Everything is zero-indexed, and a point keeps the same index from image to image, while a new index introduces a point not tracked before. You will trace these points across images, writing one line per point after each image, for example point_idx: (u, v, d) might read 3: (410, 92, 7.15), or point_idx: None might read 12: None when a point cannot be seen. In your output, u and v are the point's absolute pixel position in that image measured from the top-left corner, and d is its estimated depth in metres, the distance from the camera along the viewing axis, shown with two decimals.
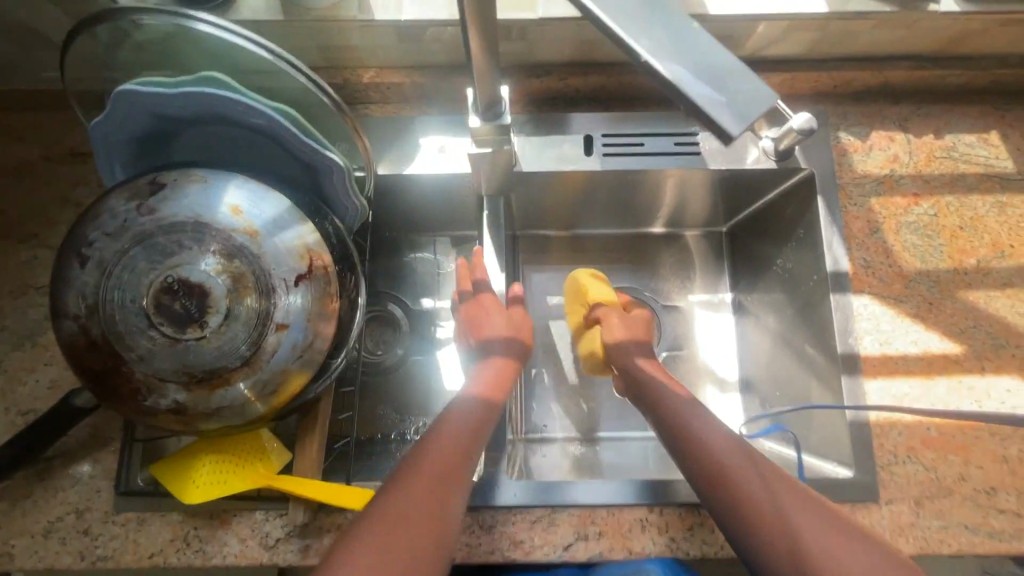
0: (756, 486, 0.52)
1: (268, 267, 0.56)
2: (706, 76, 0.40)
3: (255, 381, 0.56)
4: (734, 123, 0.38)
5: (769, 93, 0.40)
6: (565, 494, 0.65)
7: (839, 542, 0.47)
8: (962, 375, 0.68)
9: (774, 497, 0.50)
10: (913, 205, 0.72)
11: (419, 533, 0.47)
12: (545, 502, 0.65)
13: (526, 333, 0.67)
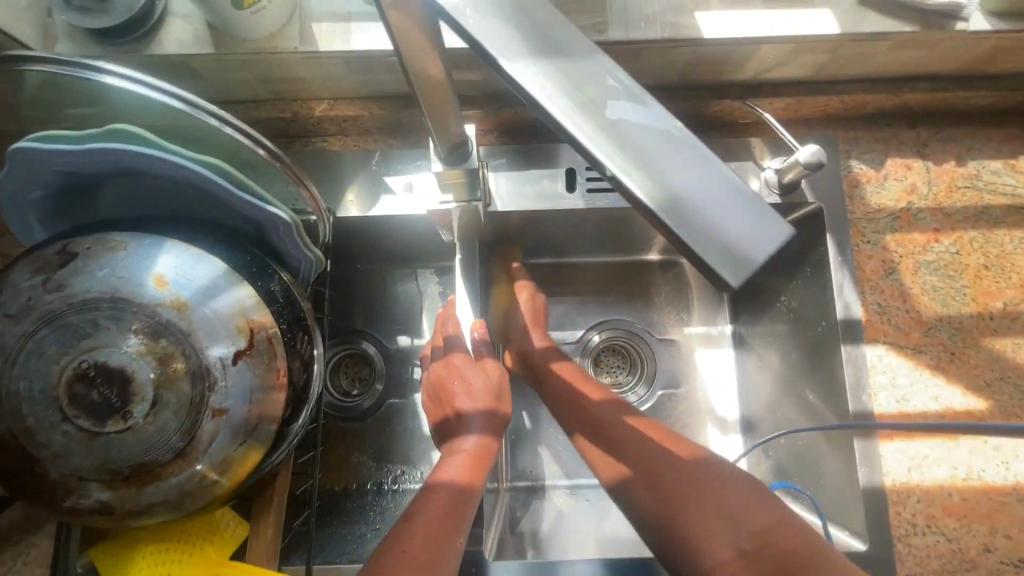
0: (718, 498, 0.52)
1: (201, 345, 0.49)
2: (689, 200, 0.30)
3: (191, 474, 0.49)
4: (724, 268, 0.29)
5: (780, 225, 0.29)
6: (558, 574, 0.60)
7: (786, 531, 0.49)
8: (988, 434, 0.62)
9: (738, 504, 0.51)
10: (933, 242, 0.65)
11: None
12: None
13: (499, 400, 0.62)
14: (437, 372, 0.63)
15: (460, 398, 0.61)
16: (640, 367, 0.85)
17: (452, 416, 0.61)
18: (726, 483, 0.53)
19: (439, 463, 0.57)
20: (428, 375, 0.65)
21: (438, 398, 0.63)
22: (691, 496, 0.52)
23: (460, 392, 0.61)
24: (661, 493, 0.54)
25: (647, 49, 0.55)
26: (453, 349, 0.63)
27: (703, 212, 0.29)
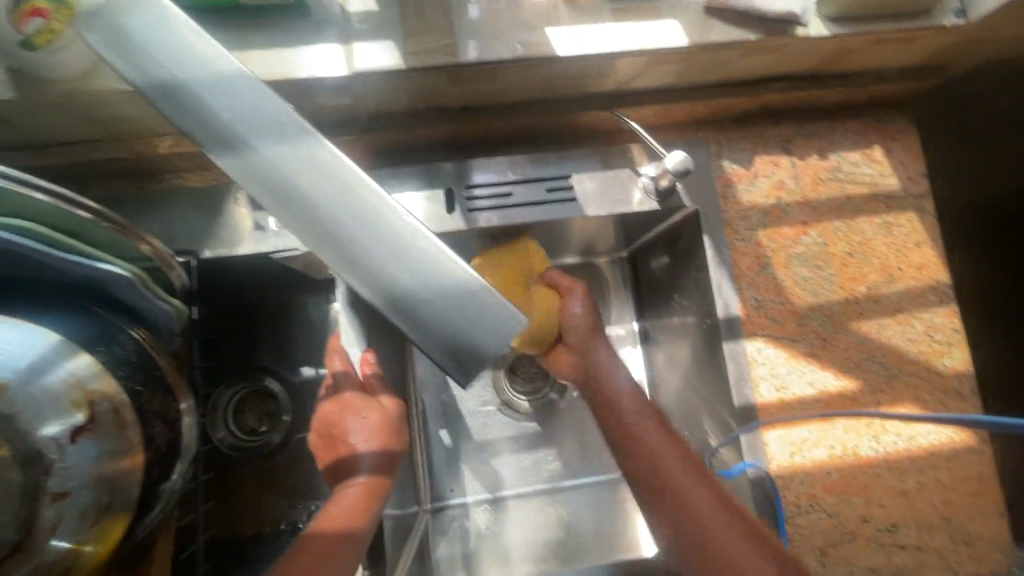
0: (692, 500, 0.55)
1: (30, 427, 0.44)
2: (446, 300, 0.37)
3: (34, 568, 0.44)
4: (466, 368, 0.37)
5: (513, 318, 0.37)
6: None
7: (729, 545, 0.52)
8: (860, 412, 0.65)
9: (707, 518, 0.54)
10: (801, 235, 0.68)
11: None
12: None
13: (393, 436, 0.58)
14: (328, 408, 0.59)
15: (352, 437, 0.57)
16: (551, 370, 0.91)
17: (342, 458, 0.57)
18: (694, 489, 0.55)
19: (326, 507, 0.54)
20: (319, 410, 0.60)
21: (330, 436, 0.58)
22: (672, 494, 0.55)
23: (351, 429, 0.57)
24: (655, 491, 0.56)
25: (503, 69, 0.54)
26: (342, 386, 0.59)
27: (450, 311, 0.37)
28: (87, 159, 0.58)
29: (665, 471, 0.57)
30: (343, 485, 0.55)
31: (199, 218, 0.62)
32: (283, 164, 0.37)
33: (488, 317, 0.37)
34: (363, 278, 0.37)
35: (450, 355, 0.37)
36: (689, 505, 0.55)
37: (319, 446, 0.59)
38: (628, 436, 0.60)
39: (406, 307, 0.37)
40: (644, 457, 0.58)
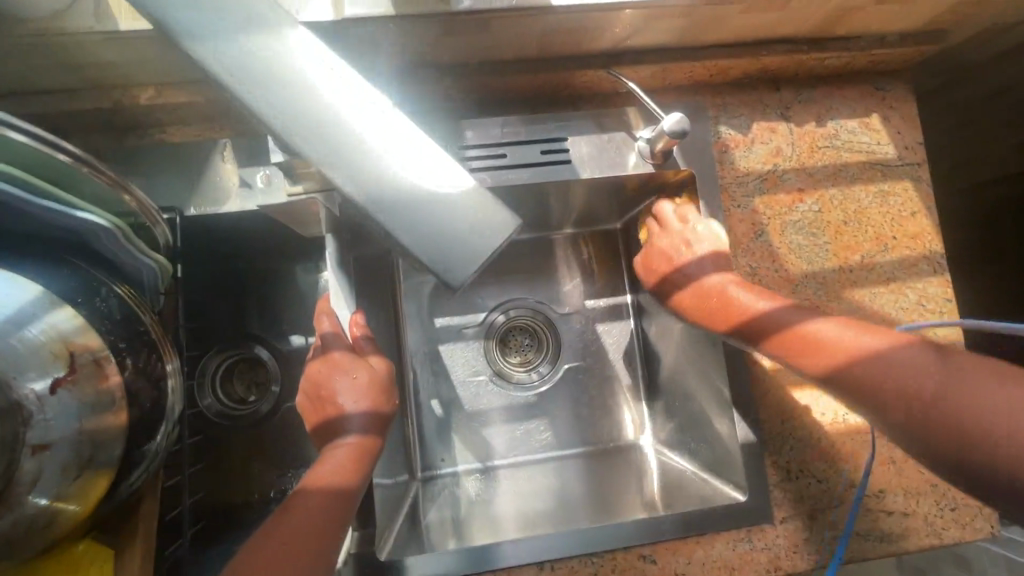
0: (918, 388, 0.45)
1: (6, 378, 0.43)
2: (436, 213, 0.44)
3: (14, 520, 0.44)
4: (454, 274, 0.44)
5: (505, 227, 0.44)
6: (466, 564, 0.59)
7: (992, 391, 0.42)
8: None
9: (931, 384, 0.45)
10: (797, 202, 0.68)
11: None
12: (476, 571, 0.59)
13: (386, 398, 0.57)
14: (315, 368, 0.57)
15: (341, 397, 0.56)
16: (543, 341, 0.91)
17: (331, 419, 0.55)
18: (894, 367, 0.47)
19: (315, 467, 0.52)
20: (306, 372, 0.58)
21: (318, 398, 0.57)
22: (900, 389, 0.46)
23: (339, 389, 0.56)
24: (908, 411, 0.46)
25: (498, 20, 0.53)
26: (331, 346, 0.58)
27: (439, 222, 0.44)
28: (65, 109, 0.56)
29: (870, 365, 0.49)
30: (332, 446, 0.54)
31: (183, 174, 0.60)
32: (304, 57, 0.43)
33: (484, 218, 0.44)
34: (377, 167, 0.43)
35: (449, 248, 0.44)
36: (882, 380, 0.48)
37: (306, 410, 0.58)
38: (806, 344, 0.54)
39: (412, 199, 0.44)
40: (848, 355, 0.50)
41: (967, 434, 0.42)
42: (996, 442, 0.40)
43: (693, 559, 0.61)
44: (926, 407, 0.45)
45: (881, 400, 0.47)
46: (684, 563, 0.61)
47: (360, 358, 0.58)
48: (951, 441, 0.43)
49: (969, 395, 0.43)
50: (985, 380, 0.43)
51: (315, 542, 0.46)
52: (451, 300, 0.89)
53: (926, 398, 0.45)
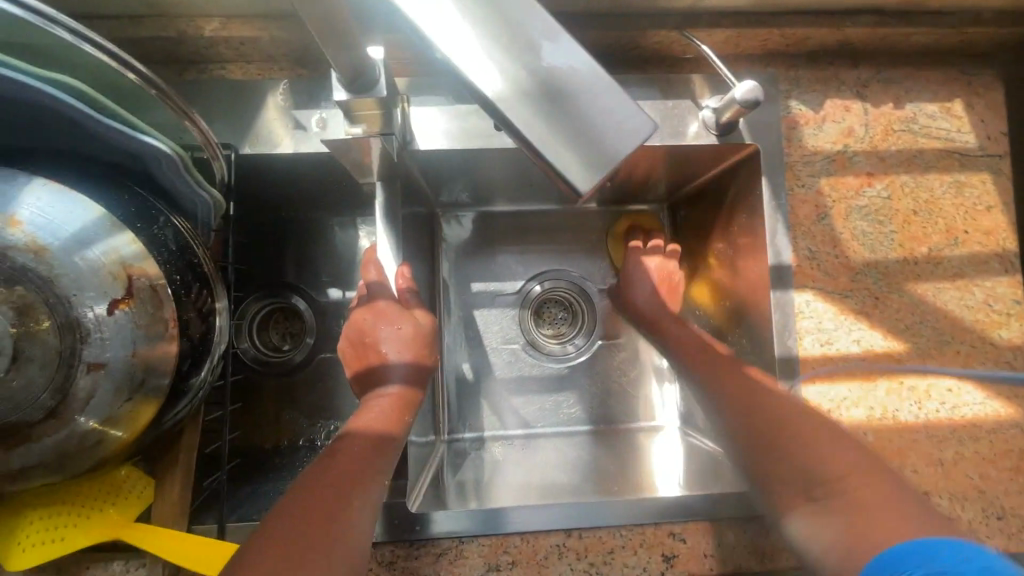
0: (789, 423, 0.55)
1: (68, 293, 0.43)
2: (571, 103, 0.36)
3: (70, 433, 0.45)
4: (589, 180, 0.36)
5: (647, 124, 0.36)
6: (497, 521, 0.59)
7: (826, 447, 0.51)
8: (904, 377, 0.63)
9: (797, 425, 0.54)
10: (865, 187, 0.64)
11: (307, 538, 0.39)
12: (487, 532, 0.59)
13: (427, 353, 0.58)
14: (360, 316, 0.58)
15: (385, 345, 0.56)
16: (579, 314, 0.90)
17: (374, 366, 0.56)
18: (802, 422, 0.54)
19: (358, 412, 0.52)
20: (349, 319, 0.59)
21: (361, 343, 0.57)
22: (779, 437, 0.54)
23: (383, 337, 0.57)
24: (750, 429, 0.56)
25: None
26: (377, 295, 0.58)
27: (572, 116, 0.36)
28: (130, 36, 0.56)
29: (780, 411, 0.56)
30: (374, 392, 0.54)
31: (240, 110, 0.60)
32: None
33: (615, 123, 0.36)
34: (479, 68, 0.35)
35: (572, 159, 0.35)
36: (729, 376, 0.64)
37: (348, 357, 0.58)
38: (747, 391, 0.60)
39: (536, 101, 0.36)
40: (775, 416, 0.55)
41: (813, 454, 0.51)
42: (814, 459, 0.50)
43: (722, 541, 0.61)
44: (784, 425, 0.55)
45: (742, 408, 0.59)
46: (714, 545, 0.60)
47: (405, 311, 0.58)
48: (782, 446, 0.53)
49: (823, 453, 0.51)
50: (845, 445, 0.51)
51: (368, 480, 0.45)
52: (490, 265, 0.89)
53: (776, 414, 0.56)
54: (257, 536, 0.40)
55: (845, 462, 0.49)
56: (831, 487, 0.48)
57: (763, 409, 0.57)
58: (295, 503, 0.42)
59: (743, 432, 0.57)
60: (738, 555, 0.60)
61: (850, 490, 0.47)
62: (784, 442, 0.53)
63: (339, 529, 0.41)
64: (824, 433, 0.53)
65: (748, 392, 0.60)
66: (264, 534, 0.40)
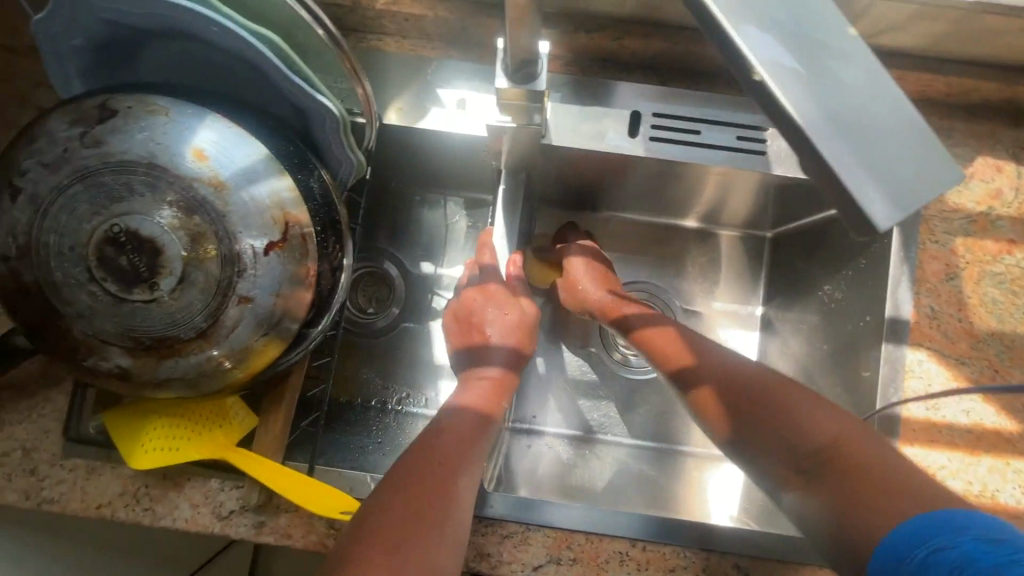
0: (790, 404, 0.52)
1: (234, 228, 0.47)
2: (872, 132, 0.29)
3: (212, 356, 0.49)
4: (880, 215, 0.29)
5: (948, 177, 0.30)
6: (550, 514, 0.60)
7: (850, 432, 0.50)
8: (1013, 458, 0.59)
9: (803, 407, 0.52)
10: (1004, 254, 0.61)
11: (416, 510, 0.43)
12: (524, 519, 0.60)
13: (528, 343, 0.59)
14: (470, 297, 0.60)
15: (490, 329, 0.59)
16: None
17: (478, 346, 0.58)
18: (804, 403, 0.52)
19: (459, 389, 0.56)
20: (457, 298, 0.62)
21: (467, 322, 0.60)
22: (781, 421, 0.52)
23: (489, 322, 0.59)
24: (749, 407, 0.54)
25: None
26: (490, 276, 0.60)
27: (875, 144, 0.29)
28: None
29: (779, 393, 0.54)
30: (475, 373, 0.57)
31: (393, 81, 0.63)
32: None
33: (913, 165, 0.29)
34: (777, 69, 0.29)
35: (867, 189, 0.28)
36: (710, 361, 0.59)
37: (453, 334, 0.61)
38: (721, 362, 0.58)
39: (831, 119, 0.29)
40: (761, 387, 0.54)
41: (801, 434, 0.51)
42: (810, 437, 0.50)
43: None
44: (768, 408, 0.53)
45: (717, 392, 0.57)
46: None
47: (513, 298, 0.60)
48: (775, 427, 0.52)
49: (838, 441, 0.49)
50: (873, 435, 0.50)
51: (469, 462, 0.48)
52: None
53: (760, 385, 0.55)
54: (380, 503, 0.44)
55: (836, 433, 0.50)
56: (828, 459, 0.49)
57: (760, 383, 0.55)
58: (409, 475, 0.46)
59: (725, 420, 0.56)
60: None
61: (852, 464, 0.48)
62: (772, 423, 0.53)
63: (450, 506, 0.45)
64: (813, 405, 0.52)
65: (728, 377, 0.57)
66: (385, 502, 0.44)
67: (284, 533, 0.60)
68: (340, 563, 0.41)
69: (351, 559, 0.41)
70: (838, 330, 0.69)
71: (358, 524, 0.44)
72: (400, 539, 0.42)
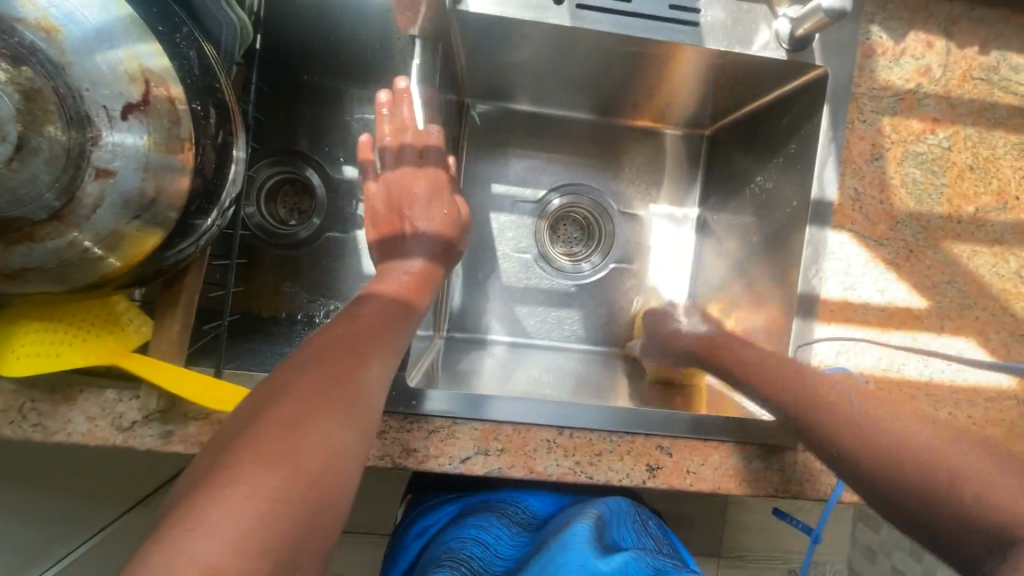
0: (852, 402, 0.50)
1: (80, 86, 0.40)
2: None
3: (71, 239, 0.42)
4: None
5: None
6: (478, 408, 0.59)
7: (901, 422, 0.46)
8: (920, 332, 0.61)
9: (852, 396, 0.51)
10: (928, 133, 0.61)
11: (318, 386, 0.39)
12: (443, 413, 0.59)
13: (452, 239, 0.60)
14: (399, 179, 0.61)
15: (415, 215, 0.59)
16: (597, 235, 0.88)
17: (402, 232, 0.58)
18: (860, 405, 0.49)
19: (378, 279, 0.53)
20: (383, 183, 0.61)
21: (391, 213, 0.59)
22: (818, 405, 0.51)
23: (416, 206, 0.59)
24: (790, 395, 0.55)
25: None
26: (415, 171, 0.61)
27: None
28: None
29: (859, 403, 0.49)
30: (400, 260, 0.56)
31: None
32: None
33: None
34: None
35: None
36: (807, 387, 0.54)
37: (377, 219, 0.60)
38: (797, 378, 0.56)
39: None
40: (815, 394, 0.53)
41: (932, 475, 0.41)
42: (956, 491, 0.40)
43: (706, 462, 0.61)
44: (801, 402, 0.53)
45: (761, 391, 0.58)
46: (697, 463, 0.61)
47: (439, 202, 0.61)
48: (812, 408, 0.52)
49: (884, 421, 0.47)
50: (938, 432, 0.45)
51: (379, 350, 0.45)
52: (515, 167, 0.86)
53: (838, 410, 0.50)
54: (276, 386, 0.39)
55: (900, 438, 0.45)
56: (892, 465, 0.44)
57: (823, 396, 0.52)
58: (309, 359, 0.41)
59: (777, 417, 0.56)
60: (720, 477, 0.61)
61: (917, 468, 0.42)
62: (815, 421, 0.51)
63: (357, 389, 0.41)
64: (867, 402, 0.49)
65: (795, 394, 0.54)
66: (283, 386, 0.39)
67: (195, 441, 0.56)
68: (225, 447, 0.36)
69: (240, 440, 0.35)
70: (768, 219, 0.69)
71: (247, 408, 0.38)
72: (299, 417, 0.37)
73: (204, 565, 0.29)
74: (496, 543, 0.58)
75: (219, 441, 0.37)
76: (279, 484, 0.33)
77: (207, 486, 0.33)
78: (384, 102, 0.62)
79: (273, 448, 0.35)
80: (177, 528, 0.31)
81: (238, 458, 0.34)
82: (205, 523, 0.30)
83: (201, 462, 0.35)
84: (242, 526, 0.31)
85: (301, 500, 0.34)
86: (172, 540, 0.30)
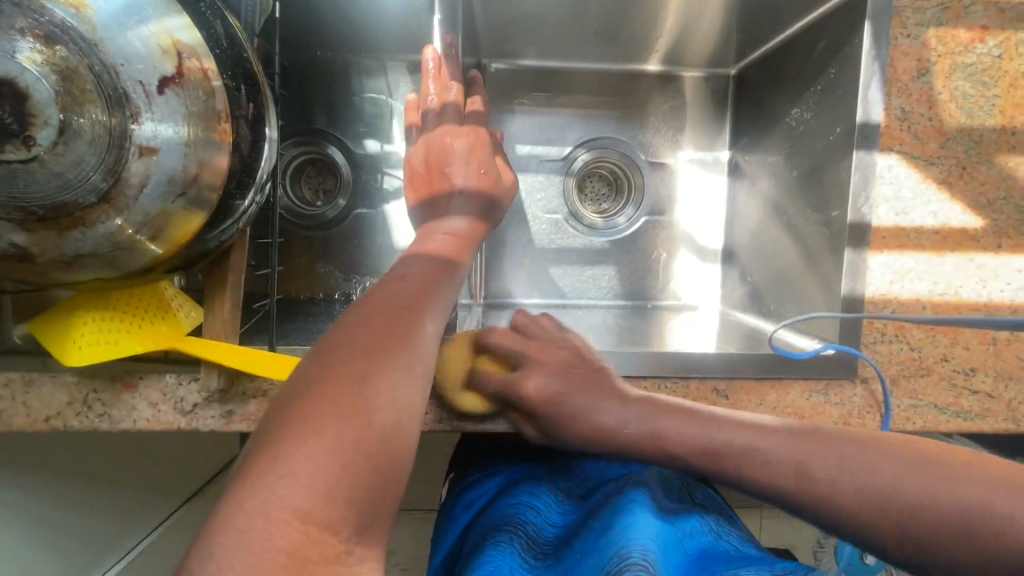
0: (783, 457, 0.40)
1: (113, 61, 0.40)
2: None
3: (122, 223, 0.42)
4: None
5: None
6: None
7: (830, 459, 0.39)
8: (976, 253, 0.59)
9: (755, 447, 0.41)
10: (976, 42, 0.58)
11: (373, 346, 0.38)
12: None
13: (494, 196, 0.59)
14: (439, 138, 0.60)
15: (456, 174, 0.58)
16: (625, 189, 0.86)
17: (443, 192, 0.57)
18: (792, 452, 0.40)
19: (420, 239, 0.53)
20: (425, 143, 0.60)
21: (431, 175, 0.59)
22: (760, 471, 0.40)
23: (456, 166, 0.58)
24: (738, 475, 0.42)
25: None
26: (453, 131, 0.60)
27: None
28: None
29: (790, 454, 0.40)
30: (441, 219, 0.56)
31: None
32: None
33: None
34: None
35: None
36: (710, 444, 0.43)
37: (417, 180, 0.60)
38: (698, 434, 0.43)
39: None
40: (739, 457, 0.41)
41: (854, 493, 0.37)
42: (905, 504, 0.35)
43: (764, 402, 0.58)
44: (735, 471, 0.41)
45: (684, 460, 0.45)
46: (754, 404, 0.58)
47: (475, 157, 0.59)
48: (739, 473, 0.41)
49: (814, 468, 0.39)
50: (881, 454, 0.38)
51: (427, 308, 0.43)
52: (538, 125, 0.84)
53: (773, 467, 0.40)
54: (338, 344, 0.38)
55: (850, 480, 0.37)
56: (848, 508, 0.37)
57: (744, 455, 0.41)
58: (366, 316, 0.41)
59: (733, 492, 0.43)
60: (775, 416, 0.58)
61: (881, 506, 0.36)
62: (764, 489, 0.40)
63: (418, 347, 0.40)
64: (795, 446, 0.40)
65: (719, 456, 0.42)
66: (342, 345, 0.38)
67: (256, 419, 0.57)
68: (293, 401, 0.35)
69: (309, 394, 0.35)
70: (807, 152, 0.67)
71: (311, 362, 0.38)
72: (363, 375, 0.36)
73: (294, 513, 0.30)
74: (548, 511, 0.57)
75: (286, 391, 0.36)
76: (350, 443, 0.33)
77: (290, 438, 0.33)
78: (429, 59, 0.62)
79: (338, 403, 0.34)
80: (263, 482, 0.31)
81: (309, 417, 0.34)
82: (286, 475, 0.31)
83: (271, 418, 0.35)
84: (317, 486, 0.31)
85: (376, 453, 0.34)
86: (253, 501, 0.31)
